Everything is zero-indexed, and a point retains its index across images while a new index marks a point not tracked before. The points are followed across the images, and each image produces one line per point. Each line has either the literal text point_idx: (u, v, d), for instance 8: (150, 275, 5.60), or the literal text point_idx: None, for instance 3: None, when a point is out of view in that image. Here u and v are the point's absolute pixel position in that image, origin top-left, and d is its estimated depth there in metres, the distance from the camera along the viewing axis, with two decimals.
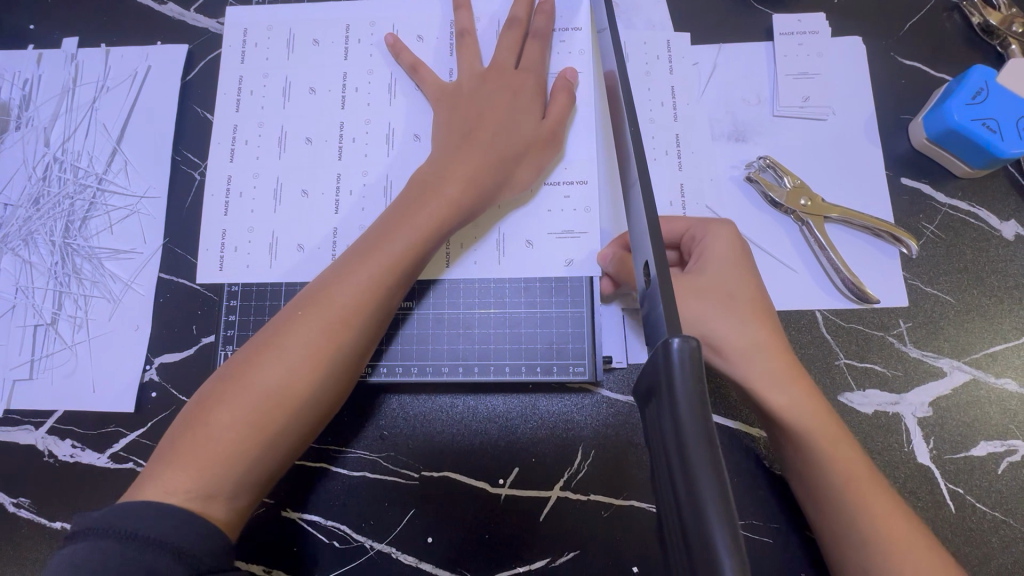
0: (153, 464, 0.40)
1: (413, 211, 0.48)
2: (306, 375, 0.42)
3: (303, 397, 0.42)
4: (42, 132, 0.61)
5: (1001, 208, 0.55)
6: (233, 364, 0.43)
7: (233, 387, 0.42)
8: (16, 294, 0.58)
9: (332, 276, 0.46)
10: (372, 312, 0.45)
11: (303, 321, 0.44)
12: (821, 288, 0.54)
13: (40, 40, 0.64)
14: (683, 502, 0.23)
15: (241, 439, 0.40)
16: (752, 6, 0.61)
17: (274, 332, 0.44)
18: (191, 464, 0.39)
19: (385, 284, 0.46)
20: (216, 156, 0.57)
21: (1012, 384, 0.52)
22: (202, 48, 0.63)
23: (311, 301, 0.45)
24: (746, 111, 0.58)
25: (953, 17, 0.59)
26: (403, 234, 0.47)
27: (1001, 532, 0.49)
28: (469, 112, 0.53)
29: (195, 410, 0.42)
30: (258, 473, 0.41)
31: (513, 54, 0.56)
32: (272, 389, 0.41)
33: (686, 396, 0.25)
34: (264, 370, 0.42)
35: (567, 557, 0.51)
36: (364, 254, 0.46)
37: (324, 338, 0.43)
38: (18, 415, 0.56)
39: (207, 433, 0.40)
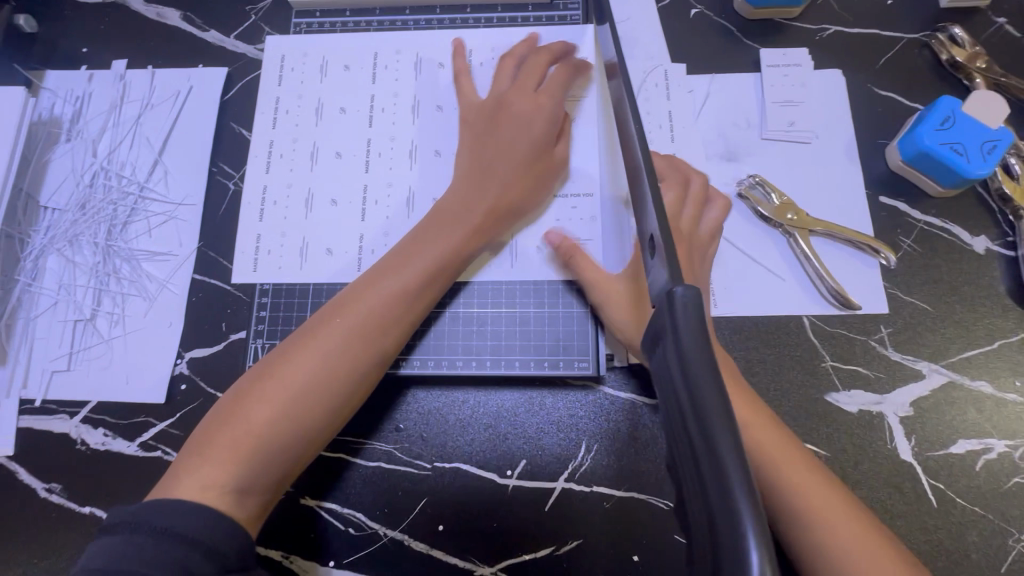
0: (192, 458, 0.43)
1: (439, 233, 0.54)
2: (339, 376, 0.47)
3: (335, 397, 0.47)
4: (91, 143, 0.66)
5: (972, 224, 0.60)
6: (265, 365, 0.47)
7: (271, 384, 0.46)
8: (58, 292, 0.62)
9: (363, 284, 0.51)
10: (399, 322, 0.50)
11: (337, 326, 0.48)
12: (808, 294, 0.58)
13: (92, 62, 0.70)
14: (688, 420, 0.27)
15: (279, 434, 0.45)
16: (742, 41, 0.67)
17: (309, 334, 0.48)
18: (226, 458, 0.43)
19: (413, 296, 0.51)
20: (255, 168, 0.63)
21: (986, 386, 0.56)
22: (240, 71, 0.69)
23: (343, 308, 0.49)
24: (737, 134, 0.64)
25: (923, 53, 0.65)
26: (428, 256, 0.53)
27: (980, 526, 0.52)
28: (486, 138, 0.59)
29: (231, 404, 0.45)
30: (287, 467, 0.45)
31: (526, 78, 0.61)
32: (307, 389, 0.46)
33: (688, 327, 0.29)
34: (301, 370, 0.46)
35: (571, 546, 0.54)
36: (394, 267, 0.52)
37: (358, 343, 0.48)
38: (54, 405, 0.59)
39: (246, 427, 0.44)
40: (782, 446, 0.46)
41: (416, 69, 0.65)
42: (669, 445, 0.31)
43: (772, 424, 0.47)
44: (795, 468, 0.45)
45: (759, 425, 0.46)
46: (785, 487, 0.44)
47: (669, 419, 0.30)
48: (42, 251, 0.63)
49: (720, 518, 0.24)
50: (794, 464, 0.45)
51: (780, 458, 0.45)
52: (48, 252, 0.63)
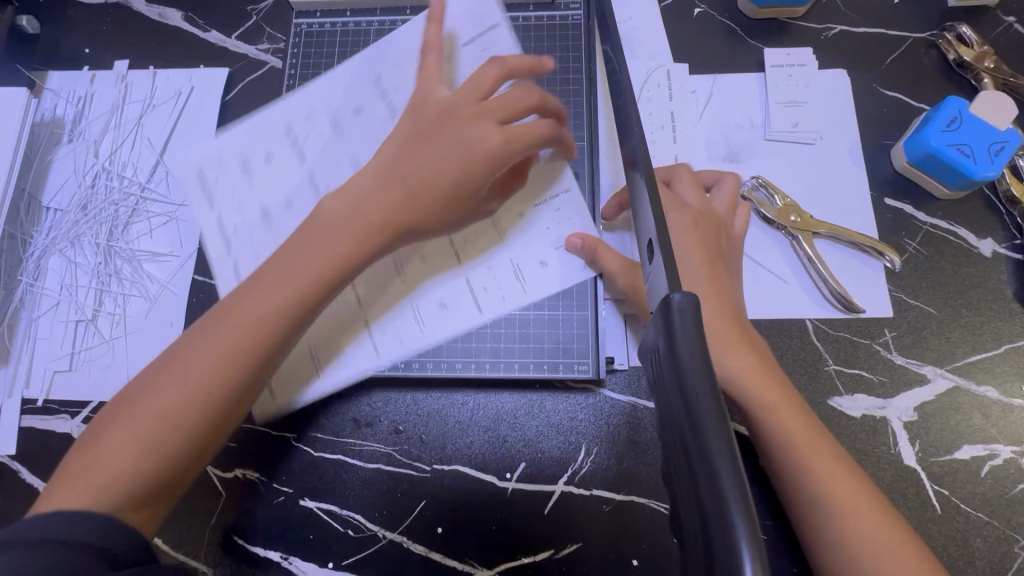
0: (56, 481, 0.43)
1: (327, 233, 0.49)
2: (203, 392, 0.44)
3: (199, 413, 0.44)
4: (92, 143, 0.67)
5: (979, 227, 0.59)
6: (140, 378, 0.46)
7: (137, 404, 0.44)
8: (60, 292, 0.62)
9: (237, 294, 0.48)
10: (277, 333, 0.47)
11: (207, 335, 0.46)
12: (811, 297, 0.58)
13: (94, 62, 0.70)
14: (688, 436, 0.26)
15: (139, 454, 0.43)
16: (746, 40, 0.66)
17: (178, 350, 0.46)
18: (91, 475, 0.42)
19: (293, 305, 0.47)
20: (228, 179, 0.60)
21: (992, 391, 0.55)
22: (242, 71, 0.69)
23: (219, 315, 0.47)
24: (740, 135, 0.63)
25: (930, 53, 0.65)
26: (315, 250, 0.49)
27: (986, 532, 0.51)
28: (411, 132, 0.52)
29: (97, 427, 0.44)
30: (166, 477, 0.44)
31: (481, 77, 0.53)
32: (170, 405, 0.44)
33: (688, 339, 0.28)
34: (165, 386, 0.44)
35: (571, 549, 0.54)
36: (275, 273, 0.48)
37: (226, 357, 0.45)
38: (56, 405, 0.59)
39: (106, 448, 0.43)
40: (809, 436, 0.45)
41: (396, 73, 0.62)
42: (666, 455, 0.31)
43: (801, 412, 0.46)
44: (820, 458, 0.44)
45: (788, 414, 0.45)
46: (809, 476, 0.44)
47: (668, 432, 0.30)
48: (44, 252, 0.63)
49: (716, 536, 0.24)
50: (819, 454, 0.44)
51: (803, 449, 0.44)
52: (50, 252, 0.63)
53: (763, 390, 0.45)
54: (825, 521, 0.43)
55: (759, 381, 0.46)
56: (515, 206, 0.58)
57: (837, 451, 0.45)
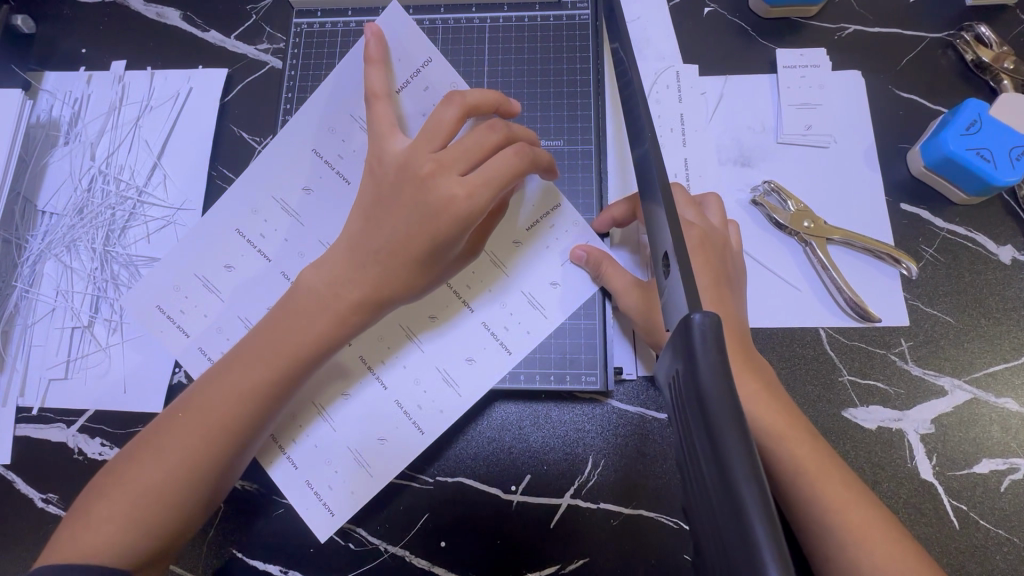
0: (52, 547, 0.45)
1: (298, 312, 0.49)
2: (180, 474, 0.45)
3: (177, 494, 0.45)
4: (89, 146, 0.65)
5: (998, 233, 0.57)
6: (138, 441, 0.47)
7: (120, 482, 0.45)
8: (56, 298, 0.61)
9: (214, 375, 0.48)
10: (249, 417, 0.47)
11: (199, 402, 0.47)
12: (824, 306, 0.56)
13: (91, 63, 0.69)
14: (711, 466, 0.25)
15: (121, 533, 0.44)
16: (757, 40, 0.65)
17: (157, 431, 0.47)
18: (94, 536, 0.44)
19: (263, 388, 0.47)
20: (226, 214, 0.60)
21: (1012, 403, 0.53)
22: (241, 72, 0.68)
23: (211, 382, 0.47)
24: (752, 138, 0.62)
25: (947, 54, 0.63)
26: (305, 313, 0.49)
27: (1006, 549, 0.50)
28: (379, 196, 0.49)
29: (86, 498, 0.46)
30: (168, 534, 0.46)
31: (440, 122, 0.48)
32: (148, 487, 0.45)
33: (708, 360, 0.27)
34: (146, 467, 0.46)
35: (577, 564, 0.52)
36: (248, 355, 0.48)
37: (201, 442, 0.46)
38: (51, 413, 0.58)
39: (88, 525, 0.44)
40: (818, 460, 0.44)
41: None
42: (685, 482, 0.29)
43: (810, 439, 0.44)
44: (831, 488, 0.43)
45: (797, 441, 0.44)
46: (817, 502, 0.42)
47: (688, 462, 0.28)
48: (39, 257, 0.62)
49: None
50: (828, 481, 0.43)
51: (812, 477, 0.43)
52: (46, 257, 0.62)
53: (772, 418, 0.44)
54: (835, 547, 0.42)
55: (768, 406, 0.45)
56: (515, 235, 0.54)
57: (847, 476, 0.44)
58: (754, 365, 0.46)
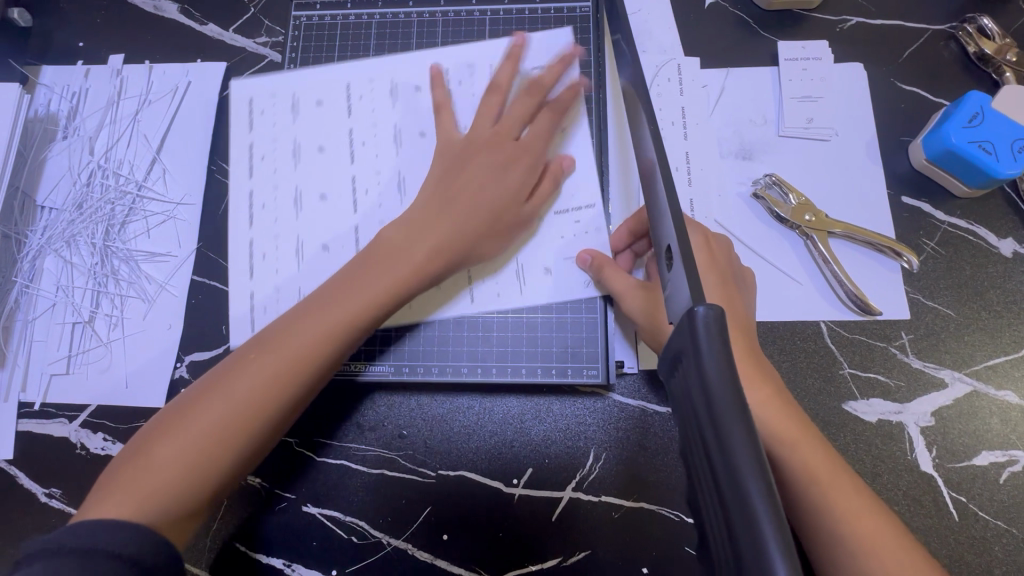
0: (94, 495, 0.40)
1: (376, 263, 0.49)
2: (250, 419, 0.43)
3: (239, 440, 0.43)
4: (87, 141, 0.65)
5: (999, 226, 0.57)
6: (198, 387, 0.44)
7: (179, 426, 0.42)
8: (56, 293, 0.61)
9: (289, 321, 0.47)
10: (325, 361, 0.46)
11: (274, 346, 0.45)
12: (825, 299, 0.56)
13: (88, 57, 0.68)
14: (716, 458, 0.25)
15: (178, 478, 0.41)
16: (759, 33, 0.64)
17: (223, 374, 0.44)
18: (137, 486, 0.40)
19: (335, 331, 0.46)
20: (240, 182, 0.60)
21: (1011, 395, 0.53)
22: (240, 66, 0.67)
23: (285, 330, 0.46)
24: (753, 131, 0.61)
25: (949, 46, 0.63)
26: (380, 269, 0.49)
27: (1005, 541, 0.50)
28: (444, 163, 0.56)
29: (138, 444, 0.42)
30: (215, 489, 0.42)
31: (511, 109, 0.57)
32: (214, 431, 0.42)
33: (713, 354, 0.27)
34: (210, 410, 0.42)
35: (579, 557, 0.52)
36: (321, 303, 0.47)
37: (272, 383, 0.44)
38: (53, 409, 0.58)
39: (145, 470, 0.41)
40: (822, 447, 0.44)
41: (391, 96, 0.62)
42: (689, 475, 0.29)
43: (811, 426, 0.45)
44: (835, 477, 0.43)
45: (802, 430, 0.44)
46: (819, 491, 0.43)
47: (693, 451, 0.28)
48: (39, 252, 0.62)
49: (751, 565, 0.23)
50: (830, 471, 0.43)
51: (818, 467, 0.43)
52: (46, 252, 0.62)
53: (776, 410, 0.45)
54: (840, 538, 0.42)
55: (776, 397, 0.45)
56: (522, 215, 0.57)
57: (846, 467, 0.45)
58: (760, 357, 0.47)
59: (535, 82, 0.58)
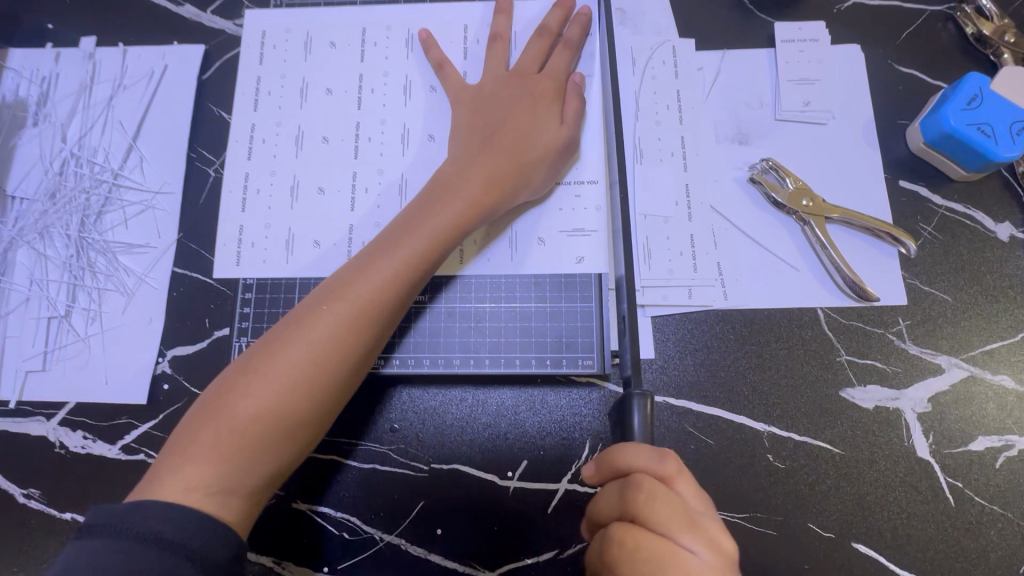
0: (173, 458, 0.40)
1: (431, 211, 0.50)
2: (315, 385, 0.43)
3: (314, 392, 0.43)
4: (59, 128, 0.62)
5: (996, 210, 0.57)
6: (253, 354, 0.44)
7: (253, 380, 0.42)
8: (30, 287, 0.59)
9: (340, 283, 0.46)
10: (384, 321, 0.46)
11: (328, 310, 0.45)
12: (822, 285, 0.55)
13: (58, 39, 0.65)
14: None
15: (257, 436, 0.41)
16: (754, 14, 0.63)
17: (282, 339, 0.44)
18: (211, 457, 0.40)
19: (401, 281, 0.47)
20: (245, 113, 0.59)
21: (1008, 380, 0.53)
22: (219, 48, 0.64)
23: (337, 291, 0.46)
24: (750, 115, 0.60)
25: (948, 27, 0.61)
26: (425, 228, 0.49)
27: (1000, 525, 0.50)
28: (464, 113, 0.56)
29: (210, 404, 0.42)
30: (286, 457, 0.42)
31: (525, 58, 0.57)
32: (292, 385, 0.42)
33: None
34: (283, 363, 0.43)
35: (575, 549, 0.52)
36: (382, 250, 0.48)
37: (343, 333, 0.44)
38: (29, 407, 0.56)
39: (224, 431, 0.41)
40: None
41: (407, 45, 0.60)
42: None
43: None
44: None
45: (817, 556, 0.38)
46: None
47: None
48: (11, 244, 0.59)
49: None
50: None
51: None
52: (18, 245, 0.59)
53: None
54: None
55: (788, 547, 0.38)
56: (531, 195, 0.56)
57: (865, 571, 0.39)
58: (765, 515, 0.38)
59: (543, 28, 0.58)
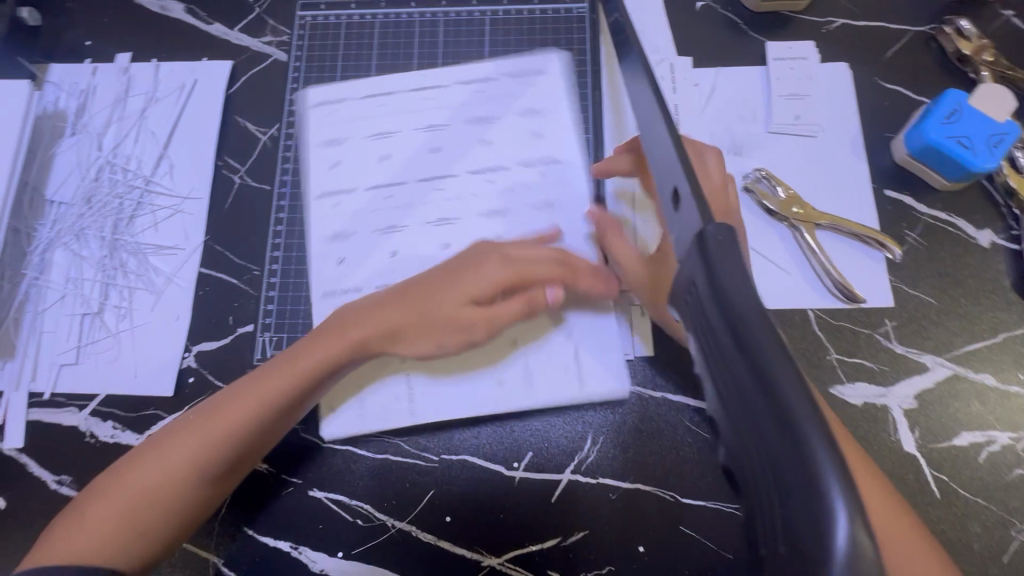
0: (76, 511, 0.50)
1: (320, 346, 0.55)
2: (176, 481, 0.51)
3: (206, 464, 0.51)
4: (96, 137, 0.66)
5: (977, 218, 0.60)
6: (171, 432, 0.53)
7: (147, 459, 0.51)
8: (65, 285, 0.62)
9: (221, 401, 0.53)
10: (248, 437, 0.52)
11: (189, 428, 0.52)
12: (813, 288, 0.59)
13: (96, 55, 0.70)
14: (742, 367, 0.24)
15: (151, 511, 0.50)
16: (748, 34, 0.67)
17: (165, 436, 0.52)
18: (103, 525, 0.49)
19: (268, 410, 0.53)
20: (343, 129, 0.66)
21: (990, 378, 0.56)
22: (246, 64, 0.69)
23: (212, 412, 0.53)
24: (743, 128, 0.64)
25: (930, 46, 0.65)
26: (328, 350, 0.54)
27: (983, 517, 0.52)
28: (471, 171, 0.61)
29: (130, 457, 0.52)
30: (174, 519, 0.51)
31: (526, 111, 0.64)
32: (144, 485, 0.50)
33: (726, 265, 0.27)
34: (159, 460, 0.51)
35: (577, 536, 0.54)
36: (254, 380, 0.54)
37: (199, 446, 0.51)
38: (62, 398, 0.59)
39: (130, 487, 0.51)
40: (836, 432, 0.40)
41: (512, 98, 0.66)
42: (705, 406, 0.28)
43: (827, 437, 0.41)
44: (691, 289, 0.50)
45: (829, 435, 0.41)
46: None
47: (727, 427, 0.25)
48: (49, 245, 0.63)
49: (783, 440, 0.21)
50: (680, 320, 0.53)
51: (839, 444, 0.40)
52: (56, 246, 0.63)
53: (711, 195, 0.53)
54: None
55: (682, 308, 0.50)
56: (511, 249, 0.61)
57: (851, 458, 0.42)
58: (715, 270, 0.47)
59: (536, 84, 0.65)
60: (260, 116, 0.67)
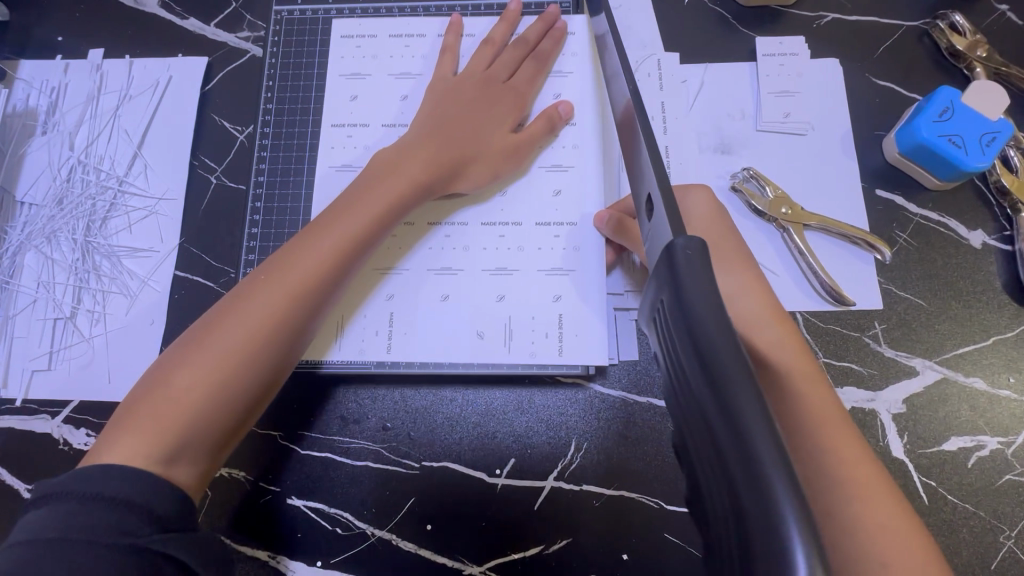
0: (110, 430, 0.40)
1: (369, 196, 0.51)
2: (249, 348, 0.43)
3: (275, 338, 0.45)
4: (67, 136, 0.65)
5: (969, 218, 0.59)
6: (202, 324, 0.45)
7: (194, 351, 0.43)
8: (37, 289, 0.61)
9: (276, 260, 0.47)
10: (315, 295, 0.47)
11: (254, 299, 0.45)
12: (801, 289, 0.57)
13: (68, 51, 0.68)
14: (713, 410, 0.23)
15: (200, 402, 0.41)
16: (737, 29, 0.65)
17: (213, 320, 0.44)
18: (147, 430, 0.40)
19: (339, 256, 0.48)
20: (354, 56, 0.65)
21: (980, 382, 0.55)
22: (222, 60, 0.67)
23: (273, 273, 0.46)
24: (731, 126, 0.62)
25: (923, 42, 0.64)
26: (377, 203, 0.51)
27: (971, 523, 0.52)
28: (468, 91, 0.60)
29: (157, 375, 0.42)
30: (231, 413, 0.42)
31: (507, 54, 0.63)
32: (217, 360, 0.42)
33: (699, 289, 0.26)
34: (219, 335, 0.43)
35: (561, 544, 0.53)
36: (310, 234, 0.49)
37: (269, 311, 0.45)
38: (34, 405, 0.58)
39: (171, 394, 0.41)
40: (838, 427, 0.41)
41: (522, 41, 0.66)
42: (682, 426, 0.28)
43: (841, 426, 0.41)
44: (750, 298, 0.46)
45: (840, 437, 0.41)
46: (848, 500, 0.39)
47: (704, 471, 0.25)
48: (20, 248, 0.61)
49: (746, 491, 0.21)
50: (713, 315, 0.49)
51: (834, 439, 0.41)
52: (27, 248, 0.62)
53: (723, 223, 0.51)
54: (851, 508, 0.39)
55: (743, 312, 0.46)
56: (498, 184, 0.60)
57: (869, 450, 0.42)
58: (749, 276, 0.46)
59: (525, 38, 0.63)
60: (236, 113, 0.66)
